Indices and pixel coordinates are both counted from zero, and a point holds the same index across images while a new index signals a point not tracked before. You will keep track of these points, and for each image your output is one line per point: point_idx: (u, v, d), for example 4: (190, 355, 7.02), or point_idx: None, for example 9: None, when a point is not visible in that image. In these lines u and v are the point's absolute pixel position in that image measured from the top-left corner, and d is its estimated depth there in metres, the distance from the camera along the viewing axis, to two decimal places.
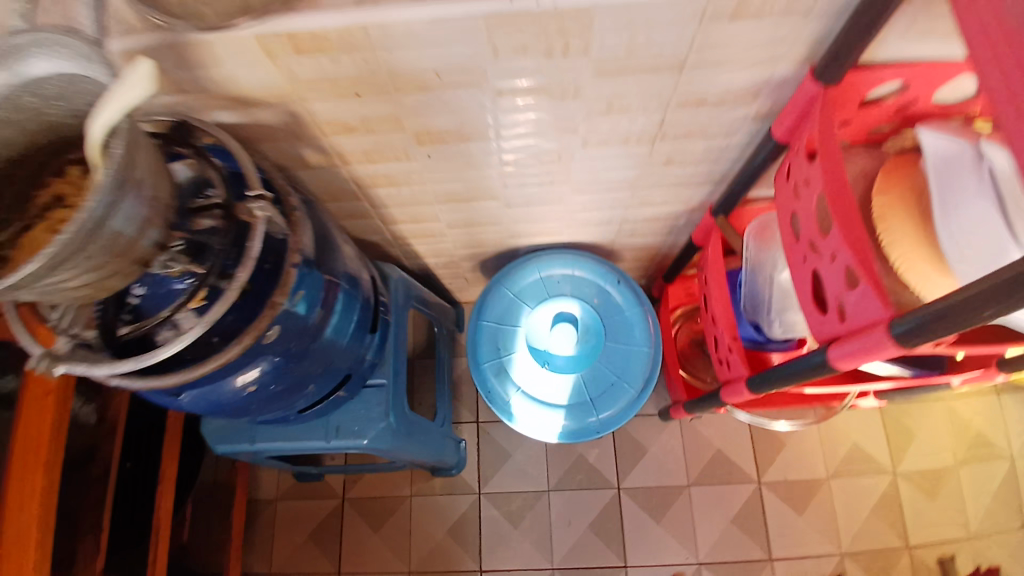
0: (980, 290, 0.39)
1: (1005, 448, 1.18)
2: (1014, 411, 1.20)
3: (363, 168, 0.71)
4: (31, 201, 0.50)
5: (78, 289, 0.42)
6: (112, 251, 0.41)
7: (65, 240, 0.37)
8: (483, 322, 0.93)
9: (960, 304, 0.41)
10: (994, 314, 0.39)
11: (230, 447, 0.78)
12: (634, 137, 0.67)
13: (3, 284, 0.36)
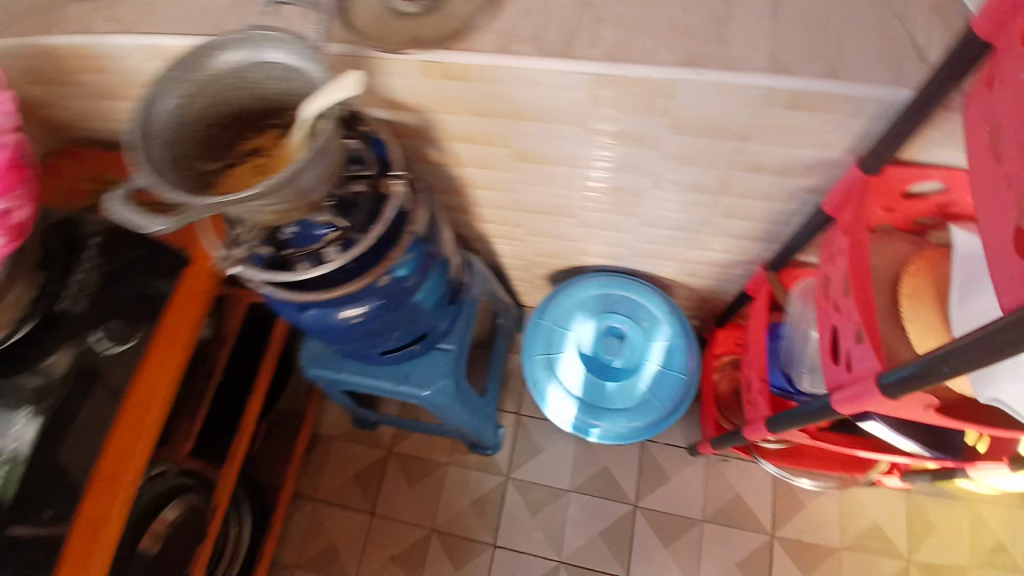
0: (944, 350, 0.47)
1: None
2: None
3: (472, 171, 0.86)
4: (236, 147, 0.65)
5: (269, 214, 0.60)
6: (298, 195, 0.58)
7: (276, 182, 0.54)
8: (542, 321, 1.05)
9: (932, 359, 0.48)
10: (949, 373, 0.47)
11: (319, 371, 0.97)
12: (700, 187, 0.78)
13: (233, 199, 0.53)
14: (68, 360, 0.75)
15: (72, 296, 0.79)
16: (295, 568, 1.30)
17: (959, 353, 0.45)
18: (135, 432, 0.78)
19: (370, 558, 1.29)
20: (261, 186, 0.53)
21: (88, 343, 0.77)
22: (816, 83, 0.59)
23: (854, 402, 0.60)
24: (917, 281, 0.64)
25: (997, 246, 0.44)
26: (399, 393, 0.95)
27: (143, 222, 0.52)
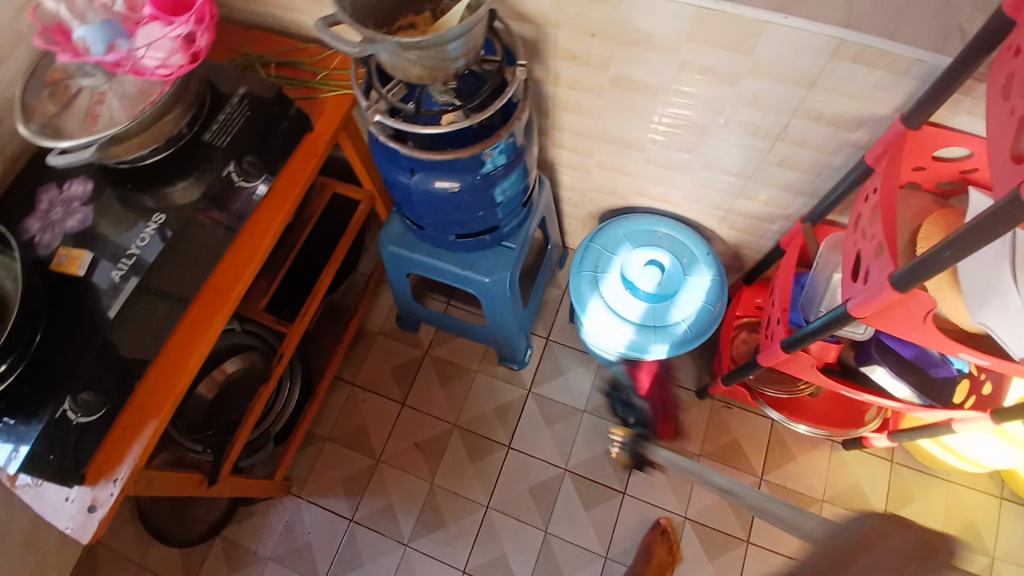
0: (949, 244, 0.61)
1: (991, 546, 1.27)
2: (1017, 519, 1.29)
3: (564, 92, 0.99)
4: (395, 21, 0.79)
5: (412, 70, 0.74)
6: (439, 60, 0.72)
7: (427, 41, 0.68)
8: (593, 244, 1.19)
9: (931, 257, 0.63)
10: (952, 258, 0.61)
11: (395, 250, 1.13)
12: (762, 131, 0.91)
13: (392, 43, 0.68)
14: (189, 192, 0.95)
15: (214, 132, 0.98)
16: (326, 441, 1.44)
17: (962, 242, 0.59)
18: (250, 254, 0.99)
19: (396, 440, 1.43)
20: (419, 40, 0.68)
21: (224, 172, 0.97)
22: (876, 40, 0.72)
23: (866, 303, 0.73)
24: (931, 227, 0.79)
25: (999, 172, 0.59)
26: (463, 277, 1.10)
27: (328, 39, 0.67)
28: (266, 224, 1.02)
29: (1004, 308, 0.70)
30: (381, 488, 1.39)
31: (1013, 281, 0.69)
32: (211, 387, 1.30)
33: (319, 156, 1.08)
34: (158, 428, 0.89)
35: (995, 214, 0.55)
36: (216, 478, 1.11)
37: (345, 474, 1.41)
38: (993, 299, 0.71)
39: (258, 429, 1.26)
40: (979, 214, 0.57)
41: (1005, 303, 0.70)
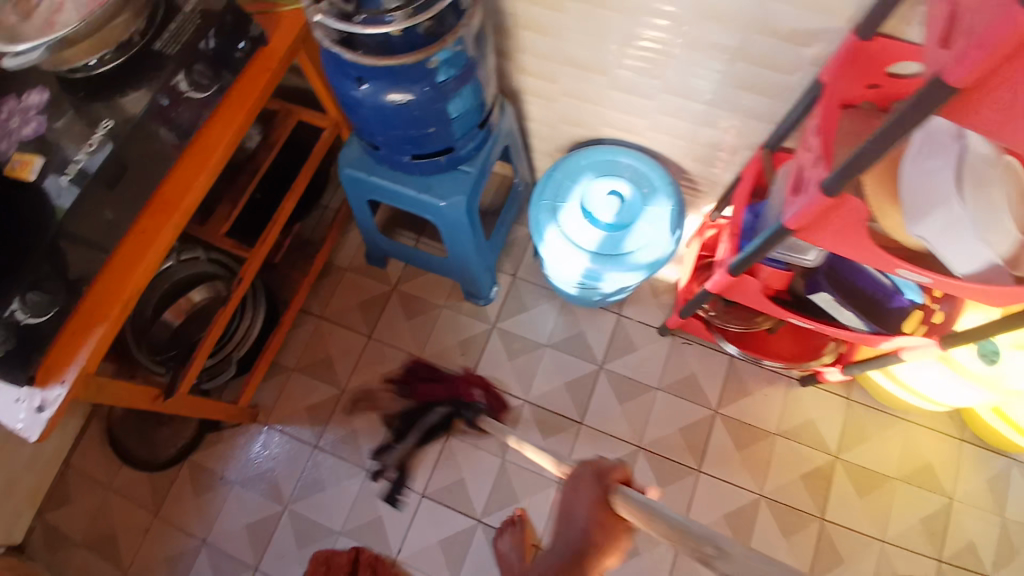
0: (857, 153, 0.62)
1: (948, 488, 1.30)
2: (973, 460, 1.32)
3: (524, 8, 0.98)
4: None
5: None
6: None
7: None
8: (554, 175, 1.20)
9: (846, 167, 0.63)
10: (869, 158, 0.61)
11: (353, 173, 1.12)
12: (720, 48, 0.90)
13: None
14: (142, 107, 0.92)
15: (166, 41, 0.94)
16: (291, 370, 1.46)
17: (885, 133, 0.58)
18: (201, 163, 1.00)
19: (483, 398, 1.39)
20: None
21: (172, 81, 0.94)
22: None
23: (799, 213, 0.74)
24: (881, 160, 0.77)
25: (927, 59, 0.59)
26: (420, 201, 1.10)
27: None
28: (219, 136, 1.02)
29: (946, 223, 0.71)
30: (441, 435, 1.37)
31: (959, 196, 0.70)
32: (177, 313, 1.27)
33: (272, 71, 1.07)
34: (107, 334, 0.90)
35: (899, 118, 0.56)
36: (170, 394, 1.12)
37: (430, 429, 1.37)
38: (935, 210, 0.72)
39: (217, 354, 1.27)
40: (900, 111, 0.56)
41: (949, 217, 0.71)
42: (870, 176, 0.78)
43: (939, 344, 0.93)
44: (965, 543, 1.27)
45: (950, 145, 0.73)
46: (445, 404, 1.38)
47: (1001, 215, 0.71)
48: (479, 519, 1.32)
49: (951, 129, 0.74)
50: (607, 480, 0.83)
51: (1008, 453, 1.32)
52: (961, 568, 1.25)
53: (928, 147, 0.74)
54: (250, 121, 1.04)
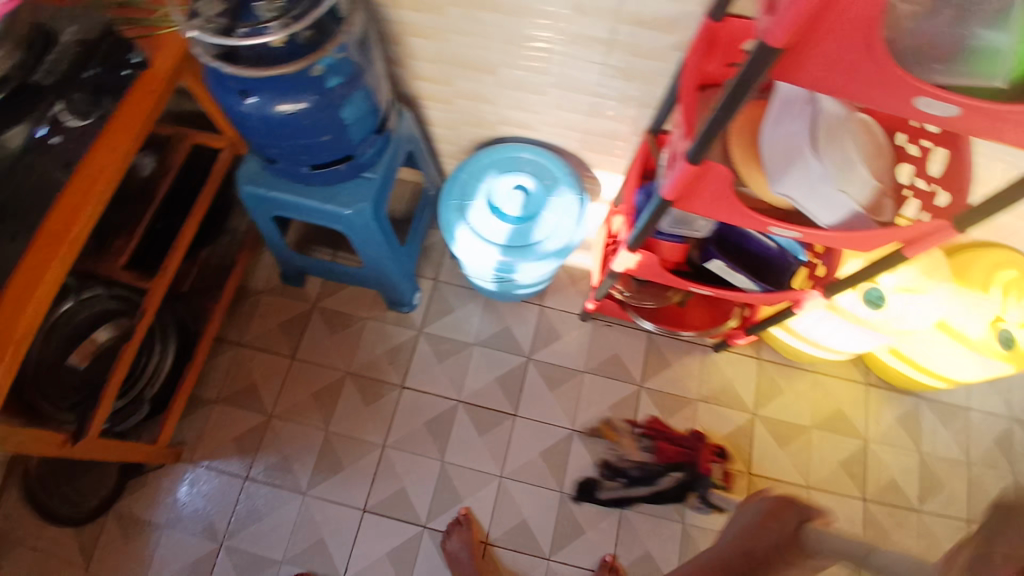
0: (709, 126, 0.68)
1: (861, 430, 1.40)
2: (880, 401, 1.43)
3: (408, 14, 1.00)
4: None
5: None
6: None
7: None
8: (459, 175, 1.22)
9: (705, 135, 0.69)
10: (721, 126, 0.67)
11: (252, 190, 1.10)
12: (594, 41, 0.95)
13: None
14: (21, 139, 0.88)
15: (44, 73, 0.90)
16: (215, 402, 1.40)
17: (728, 102, 0.63)
18: (85, 195, 0.92)
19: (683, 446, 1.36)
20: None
21: (51, 112, 0.90)
22: None
23: (673, 182, 0.80)
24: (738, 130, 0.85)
25: None
26: (325, 211, 1.09)
27: None
28: (103, 163, 0.95)
29: (807, 178, 0.78)
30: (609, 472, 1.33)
31: (814, 154, 0.77)
32: (83, 356, 1.16)
33: (154, 95, 1.02)
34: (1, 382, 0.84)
35: (731, 94, 0.62)
36: (78, 438, 1.07)
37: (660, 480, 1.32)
38: (795, 168, 0.79)
39: (127, 395, 1.20)
40: (734, 78, 0.62)
41: (806, 174, 0.78)
42: (736, 133, 0.85)
43: (823, 294, 1.01)
44: (886, 479, 1.36)
45: (803, 109, 0.80)
46: (676, 469, 1.33)
47: (854, 166, 0.78)
48: (424, 525, 1.31)
49: (804, 93, 0.80)
50: (795, 510, 0.76)
51: (914, 392, 1.43)
52: (889, 502, 1.34)
53: (785, 112, 0.81)
54: (140, 141, 1.00)
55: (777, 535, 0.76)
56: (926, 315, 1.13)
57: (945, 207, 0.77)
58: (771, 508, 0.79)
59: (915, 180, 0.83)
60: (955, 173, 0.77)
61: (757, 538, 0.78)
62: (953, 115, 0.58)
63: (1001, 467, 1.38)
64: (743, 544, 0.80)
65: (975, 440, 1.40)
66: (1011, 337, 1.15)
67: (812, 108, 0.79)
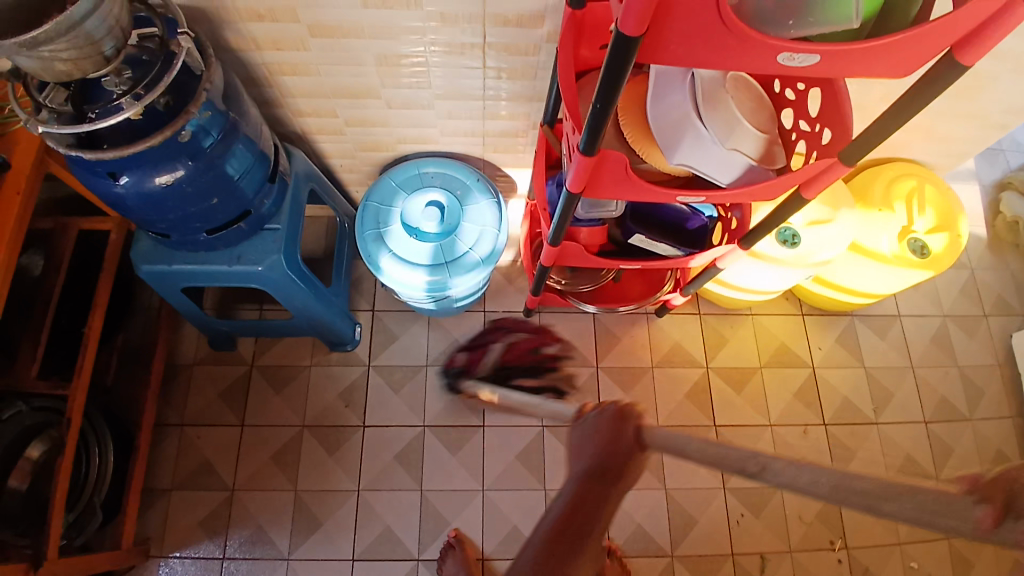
0: (595, 118, 0.68)
1: (807, 359, 1.47)
2: (817, 328, 1.50)
3: (272, 54, 0.95)
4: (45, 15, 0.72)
5: (64, 63, 0.70)
6: (83, 42, 0.70)
7: (53, 27, 0.65)
8: (369, 204, 1.19)
9: (593, 126, 0.70)
10: (604, 113, 0.67)
11: (152, 268, 1.03)
12: (467, 47, 0.94)
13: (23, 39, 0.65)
14: None
15: None
16: (170, 490, 1.32)
17: (604, 92, 0.64)
18: None
19: (524, 331, 1.43)
20: (44, 30, 0.65)
21: None
22: None
23: (575, 175, 0.80)
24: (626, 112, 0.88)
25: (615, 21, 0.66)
26: (236, 273, 1.04)
27: None
28: None
29: (699, 144, 0.81)
30: (566, 388, 1.39)
31: (700, 120, 0.79)
32: (22, 476, 1.04)
33: (22, 193, 0.93)
34: None
35: (605, 83, 0.62)
36: (39, 564, 0.97)
37: (535, 379, 1.35)
38: (686, 137, 0.81)
39: (75, 506, 1.12)
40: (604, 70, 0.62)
41: (699, 141, 0.80)
42: (625, 114, 0.88)
43: (740, 247, 1.03)
44: (840, 399, 1.44)
45: (682, 80, 0.80)
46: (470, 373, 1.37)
47: (738, 124, 0.81)
48: (418, 558, 1.29)
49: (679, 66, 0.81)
50: (633, 420, 0.74)
51: (846, 311, 1.51)
52: (848, 420, 1.42)
53: (665, 87, 0.81)
54: (16, 246, 0.90)
55: (625, 446, 0.72)
56: (839, 242, 1.20)
57: (829, 144, 0.80)
58: (610, 424, 0.74)
59: (798, 122, 0.87)
60: (831, 108, 0.80)
61: (599, 450, 0.73)
62: (816, 62, 0.58)
63: (942, 361, 1.48)
64: (592, 461, 0.73)
65: (914, 343, 1.49)
66: (923, 243, 1.26)
67: (690, 79, 0.80)
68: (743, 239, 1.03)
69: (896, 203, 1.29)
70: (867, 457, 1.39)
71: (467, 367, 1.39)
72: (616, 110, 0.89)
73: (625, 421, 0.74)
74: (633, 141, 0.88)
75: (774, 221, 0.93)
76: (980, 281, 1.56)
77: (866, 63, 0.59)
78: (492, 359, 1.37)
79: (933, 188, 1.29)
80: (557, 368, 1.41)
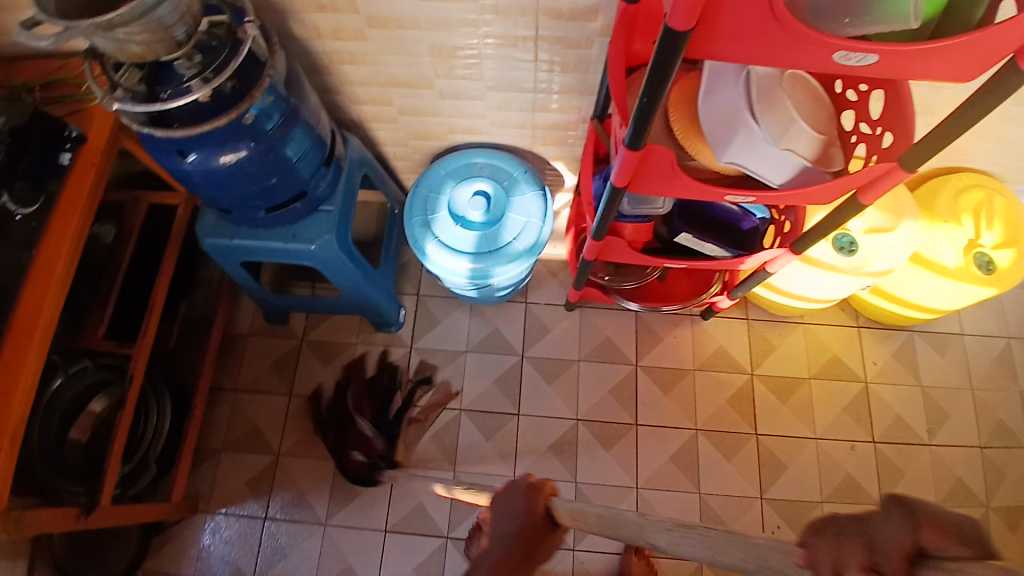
0: (640, 113, 0.68)
1: (860, 372, 1.40)
2: (873, 341, 1.43)
3: (333, 43, 0.99)
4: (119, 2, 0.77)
5: (138, 46, 0.76)
6: (157, 27, 0.74)
7: (129, 12, 0.70)
8: (418, 191, 1.23)
9: (639, 120, 0.69)
10: (649, 108, 0.66)
11: (215, 242, 1.10)
12: (519, 40, 0.95)
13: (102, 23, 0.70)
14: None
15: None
16: (221, 451, 1.41)
17: (649, 87, 0.63)
18: (46, 282, 0.91)
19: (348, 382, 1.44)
20: (121, 14, 0.69)
21: None
22: None
23: (620, 169, 0.80)
24: (676, 108, 0.86)
25: None
26: (291, 250, 1.09)
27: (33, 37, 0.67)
28: (59, 243, 0.94)
29: (750, 143, 0.78)
30: (427, 376, 1.44)
31: (753, 119, 0.77)
32: (82, 430, 1.15)
33: (95, 168, 1.00)
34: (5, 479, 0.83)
35: (651, 79, 0.62)
36: (90, 511, 1.05)
37: (399, 396, 1.42)
38: (737, 135, 0.79)
39: (131, 459, 1.21)
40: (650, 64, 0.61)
41: (751, 140, 0.78)
42: (675, 110, 0.86)
43: (792, 252, 1.00)
44: (893, 417, 1.37)
45: (736, 77, 0.79)
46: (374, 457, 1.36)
47: (794, 124, 0.78)
48: (447, 536, 1.32)
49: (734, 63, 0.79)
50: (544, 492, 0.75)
51: (905, 325, 1.43)
52: (901, 440, 1.35)
53: (717, 85, 0.80)
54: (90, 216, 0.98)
55: (541, 520, 0.73)
56: (900, 252, 1.14)
57: (890, 147, 0.77)
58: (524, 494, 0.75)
59: (859, 124, 0.83)
60: (894, 110, 0.76)
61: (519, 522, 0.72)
62: (874, 62, 0.56)
63: (1009, 385, 1.39)
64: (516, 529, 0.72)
65: (979, 363, 1.40)
66: (989, 259, 1.19)
67: (745, 77, 0.78)
68: (794, 243, 1.00)
69: (963, 216, 1.21)
70: (917, 480, 1.32)
71: (370, 455, 1.37)
72: (667, 105, 0.87)
73: (536, 496, 0.75)
74: (683, 138, 0.86)
75: (827, 227, 0.90)
76: None
77: (928, 66, 0.56)
78: (358, 431, 1.38)
79: (1004, 199, 1.21)
80: (403, 371, 1.45)
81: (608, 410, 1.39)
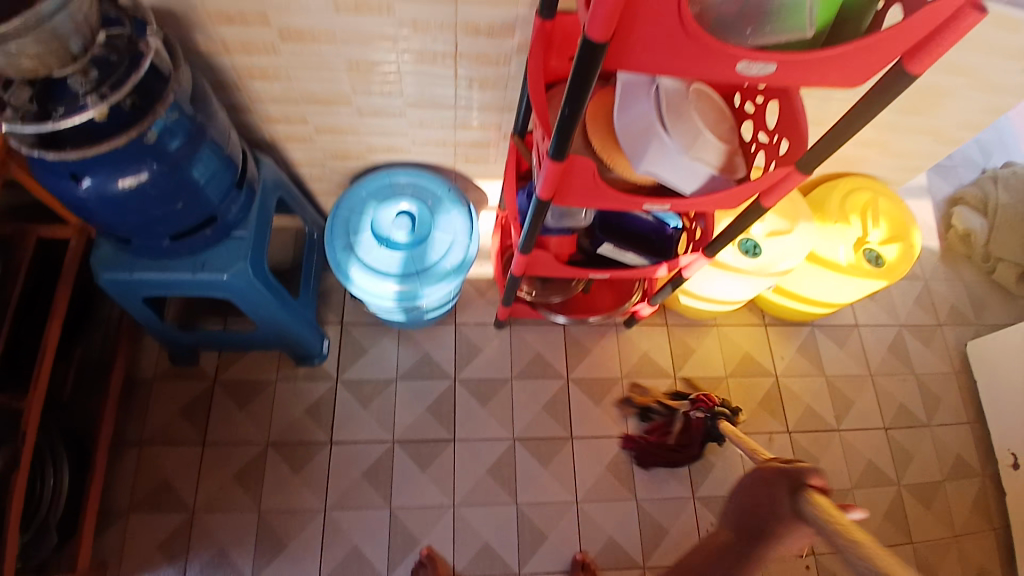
0: (563, 124, 0.70)
1: (770, 367, 1.50)
2: (779, 337, 1.54)
3: (243, 59, 0.95)
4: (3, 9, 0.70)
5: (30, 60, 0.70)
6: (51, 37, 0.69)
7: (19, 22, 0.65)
8: (339, 213, 1.19)
9: (563, 131, 0.72)
10: (573, 118, 0.69)
11: (111, 276, 1.00)
12: (440, 56, 0.96)
13: None
14: None
15: None
16: (127, 513, 1.26)
17: (571, 98, 0.66)
18: None
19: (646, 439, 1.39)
20: (10, 25, 0.65)
21: None
22: None
23: (544, 181, 0.82)
24: (593, 123, 0.91)
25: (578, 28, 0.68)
26: (200, 281, 1.02)
27: None
28: None
29: (662, 152, 0.83)
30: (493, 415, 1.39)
31: (664, 130, 0.82)
32: None
33: None
34: None
35: (572, 91, 0.65)
36: None
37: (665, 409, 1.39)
38: (651, 146, 0.83)
39: (27, 528, 1.05)
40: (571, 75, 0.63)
41: (664, 147, 0.83)
42: (592, 125, 0.90)
43: (705, 255, 1.07)
44: (804, 406, 1.47)
45: (647, 91, 0.84)
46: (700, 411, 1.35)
47: (701, 135, 0.84)
48: None
49: (644, 78, 0.84)
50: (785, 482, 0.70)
51: (805, 321, 1.56)
52: (812, 427, 1.46)
53: (630, 98, 0.84)
54: None
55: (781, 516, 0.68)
56: (797, 252, 1.24)
57: (787, 153, 0.84)
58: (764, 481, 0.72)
59: (757, 133, 0.90)
60: (788, 119, 0.84)
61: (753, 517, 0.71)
62: (773, 70, 0.61)
63: (896, 368, 1.54)
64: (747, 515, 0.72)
65: (872, 351, 1.55)
66: (876, 254, 1.32)
67: (654, 89, 0.84)
68: (707, 247, 1.06)
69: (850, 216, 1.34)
70: (832, 465, 1.43)
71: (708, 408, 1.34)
72: (585, 120, 0.91)
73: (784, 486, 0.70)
74: (601, 150, 0.90)
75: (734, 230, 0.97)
76: (933, 290, 1.64)
77: (819, 73, 0.62)
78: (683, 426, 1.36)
79: (885, 200, 1.36)
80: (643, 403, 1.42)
81: (546, 424, 1.39)
